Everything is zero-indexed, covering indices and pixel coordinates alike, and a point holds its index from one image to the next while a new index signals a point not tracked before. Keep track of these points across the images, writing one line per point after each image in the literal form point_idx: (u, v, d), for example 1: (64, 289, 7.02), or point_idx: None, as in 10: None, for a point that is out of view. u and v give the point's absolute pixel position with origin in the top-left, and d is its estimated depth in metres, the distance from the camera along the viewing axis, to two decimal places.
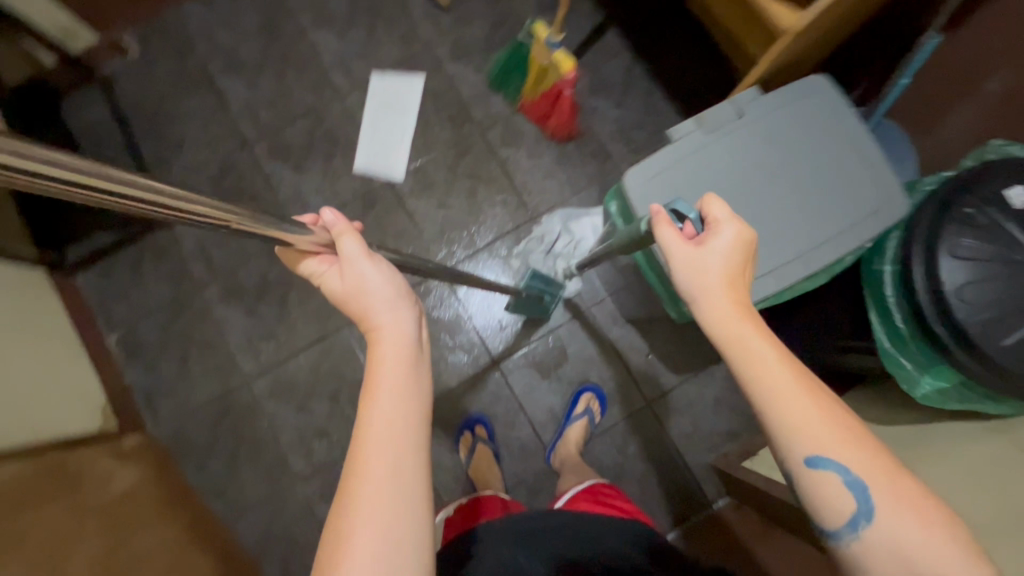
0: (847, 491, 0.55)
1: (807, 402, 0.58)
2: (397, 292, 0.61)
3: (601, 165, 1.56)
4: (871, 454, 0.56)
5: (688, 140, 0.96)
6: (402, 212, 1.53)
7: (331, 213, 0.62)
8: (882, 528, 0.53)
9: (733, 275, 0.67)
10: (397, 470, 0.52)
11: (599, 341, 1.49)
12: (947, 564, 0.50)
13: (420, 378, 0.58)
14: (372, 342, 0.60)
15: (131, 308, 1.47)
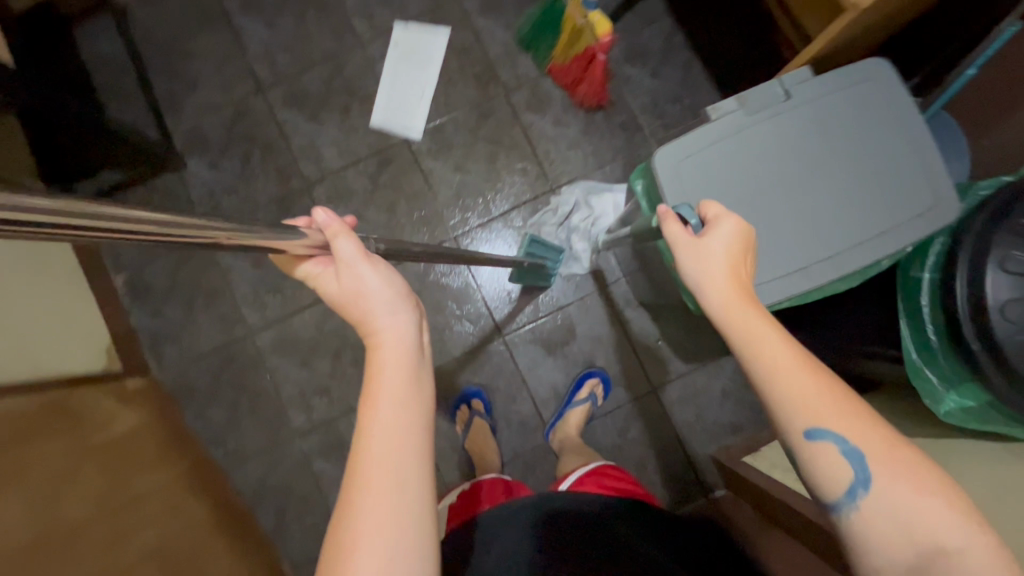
0: (845, 461, 0.54)
1: (808, 378, 0.57)
2: (397, 296, 0.57)
3: (629, 139, 1.48)
4: (868, 423, 0.55)
5: (726, 122, 0.89)
6: (417, 173, 1.48)
7: (325, 211, 0.57)
8: (881, 497, 0.53)
9: (736, 269, 0.66)
10: (399, 462, 0.51)
11: (609, 322, 1.45)
12: (942, 529, 0.50)
13: (421, 380, 0.55)
14: (371, 348, 0.56)
15: (138, 250, 1.46)
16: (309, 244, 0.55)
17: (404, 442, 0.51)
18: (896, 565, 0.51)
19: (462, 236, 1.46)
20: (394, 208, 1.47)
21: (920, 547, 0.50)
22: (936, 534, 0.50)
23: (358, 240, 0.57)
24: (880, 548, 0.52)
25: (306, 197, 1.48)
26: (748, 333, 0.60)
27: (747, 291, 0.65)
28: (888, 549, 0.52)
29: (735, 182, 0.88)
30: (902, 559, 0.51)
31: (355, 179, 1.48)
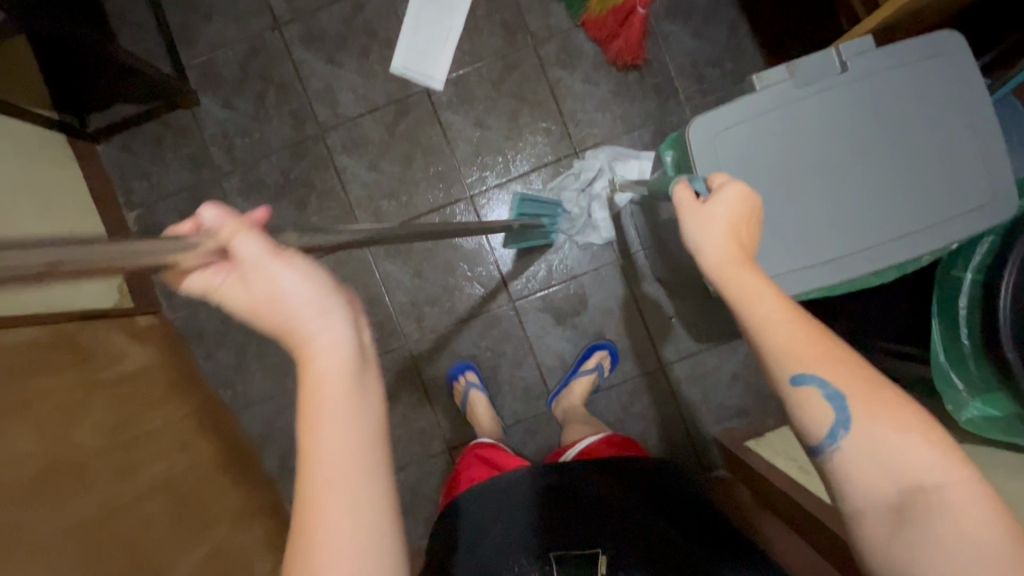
0: (829, 405, 0.55)
1: (800, 334, 0.57)
2: (322, 299, 0.46)
3: (662, 103, 1.39)
4: (851, 366, 0.56)
5: (772, 93, 0.82)
6: (436, 125, 1.41)
7: (214, 208, 0.44)
8: (864, 437, 0.53)
9: (737, 228, 0.64)
10: (347, 482, 0.47)
11: (623, 296, 1.41)
12: (921, 465, 0.52)
13: (367, 400, 0.49)
14: (303, 365, 0.47)
15: (151, 188, 1.45)
16: (202, 253, 0.42)
17: (349, 469, 0.47)
18: (877, 503, 0.53)
19: (479, 196, 1.41)
20: (410, 161, 1.42)
21: (899, 484, 0.52)
22: (914, 471, 0.52)
23: (264, 235, 0.45)
24: (861, 487, 0.53)
25: (321, 144, 1.43)
26: (747, 293, 0.59)
27: (744, 258, 0.62)
28: (869, 488, 0.53)
29: (775, 161, 0.82)
30: (884, 497, 0.52)
31: (371, 128, 1.42)
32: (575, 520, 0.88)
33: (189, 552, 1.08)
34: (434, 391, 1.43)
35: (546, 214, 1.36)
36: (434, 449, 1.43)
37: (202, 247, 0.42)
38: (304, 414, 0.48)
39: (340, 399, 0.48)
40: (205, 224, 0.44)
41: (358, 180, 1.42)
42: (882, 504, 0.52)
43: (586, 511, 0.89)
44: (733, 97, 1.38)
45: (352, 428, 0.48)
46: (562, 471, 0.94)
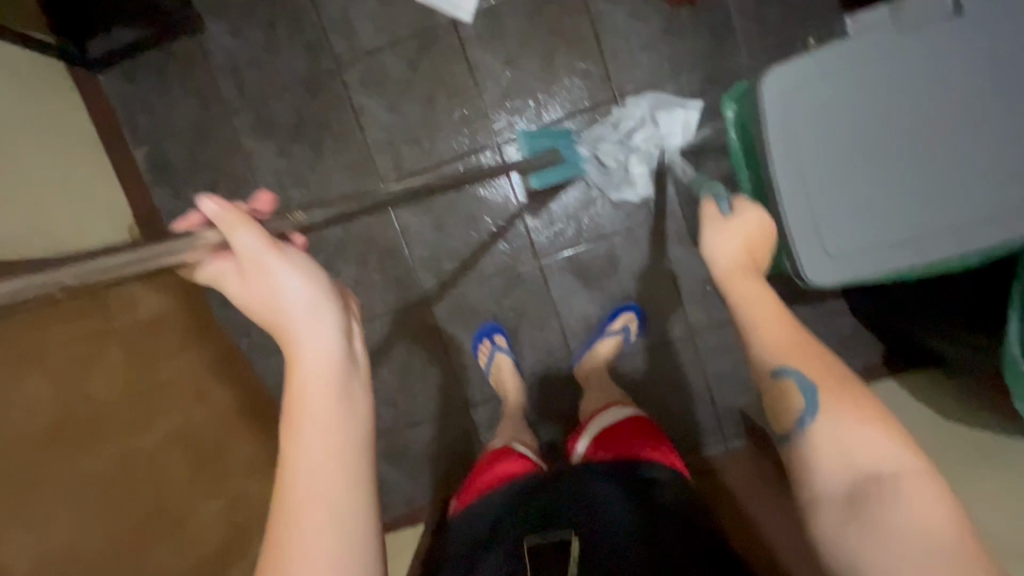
0: (800, 392, 0.55)
1: (785, 331, 0.58)
2: (316, 300, 0.47)
3: (716, 45, 1.24)
4: (823, 361, 0.56)
5: (866, 40, 0.69)
6: (462, 63, 1.28)
7: (213, 199, 0.45)
8: (831, 424, 0.53)
9: (752, 245, 0.66)
10: (329, 494, 0.45)
11: (655, 259, 1.33)
12: (879, 453, 0.50)
13: (354, 412, 0.47)
14: (290, 363, 0.47)
15: (158, 123, 1.36)
16: (205, 246, 0.47)
17: (333, 484, 0.45)
18: (834, 489, 0.50)
19: (508, 143, 1.30)
20: (433, 103, 1.30)
21: (858, 471, 0.50)
22: (873, 458, 0.50)
23: (264, 228, 0.47)
24: (822, 473, 0.51)
25: (337, 80, 1.31)
26: (747, 298, 0.60)
27: (752, 268, 0.64)
28: (828, 474, 0.51)
29: (859, 122, 0.70)
30: (843, 485, 0.50)
31: (392, 64, 1.30)
32: (563, 514, 0.76)
33: (207, 502, 1.11)
34: (453, 348, 1.39)
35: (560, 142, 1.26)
36: (452, 407, 1.41)
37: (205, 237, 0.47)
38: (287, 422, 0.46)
39: (322, 407, 0.46)
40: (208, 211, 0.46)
41: (378, 122, 1.32)
42: (840, 490, 0.50)
43: (575, 506, 0.77)
44: (798, 39, 1.23)
45: (331, 433, 0.46)
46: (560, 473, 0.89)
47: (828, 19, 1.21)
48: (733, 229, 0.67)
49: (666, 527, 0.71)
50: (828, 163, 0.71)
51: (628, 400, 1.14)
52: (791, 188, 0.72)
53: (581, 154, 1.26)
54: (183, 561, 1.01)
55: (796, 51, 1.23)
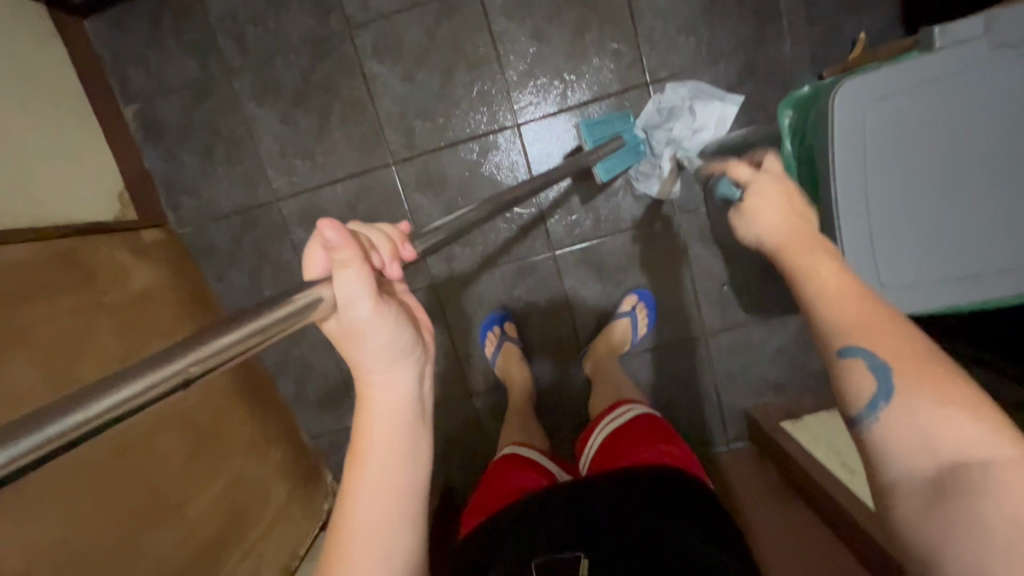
0: (870, 372, 0.46)
1: (850, 308, 0.50)
2: (398, 350, 0.49)
3: (759, 31, 1.15)
4: (901, 337, 0.47)
5: (956, 55, 0.63)
6: (485, 32, 1.18)
7: (333, 228, 0.43)
8: (909, 407, 0.44)
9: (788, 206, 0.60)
10: (383, 529, 0.50)
11: (672, 255, 1.28)
12: (966, 438, 0.41)
13: (418, 450, 0.52)
14: (364, 401, 0.51)
15: (150, 78, 1.25)
16: (327, 305, 0.44)
17: (384, 521, 0.50)
18: (911, 479, 0.42)
19: (529, 125, 1.22)
20: (451, 75, 1.21)
21: (940, 458, 0.41)
22: (959, 444, 0.41)
23: (369, 270, 0.46)
24: (894, 459, 0.43)
25: (347, 43, 1.21)
26: (803, 272, 0.54)
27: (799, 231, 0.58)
28: (902, 461, 0.43)
29: (935, 146, 0.66)
30: (921, 474, 0.42)
31: (408, 29, 1.20)
32: (563, 520, 0.72)
33: (207, 486, 1.07)
34: (459, 335, 1.35)
35: (620, 129, 1.18)
36: (454, 395, 1.38)
37: (316, 306, 0.43)
38: (355, 455, 0.51)
39: (384, 442, 0.51)
40: (322, 239, 0.44)
41: (390, 92, 1.22)
42: (918, 477, 0.42)
43: (577, 511, 0.73)
44: (847, 31, 1.14)
45: (393, 470, 0.51)
46: (572, 481, 0.81)
47: (882, 10, 1.13)
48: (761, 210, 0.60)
49: (669, 529, 0.67)
50: (895, 189, 0.68)
51: (639, 399, 1.05)
52: (853, 213, 0.69)
53: (639, 137, 1.20)
54: (182, 550, 0.97)
55: (845, 43, 1.15)
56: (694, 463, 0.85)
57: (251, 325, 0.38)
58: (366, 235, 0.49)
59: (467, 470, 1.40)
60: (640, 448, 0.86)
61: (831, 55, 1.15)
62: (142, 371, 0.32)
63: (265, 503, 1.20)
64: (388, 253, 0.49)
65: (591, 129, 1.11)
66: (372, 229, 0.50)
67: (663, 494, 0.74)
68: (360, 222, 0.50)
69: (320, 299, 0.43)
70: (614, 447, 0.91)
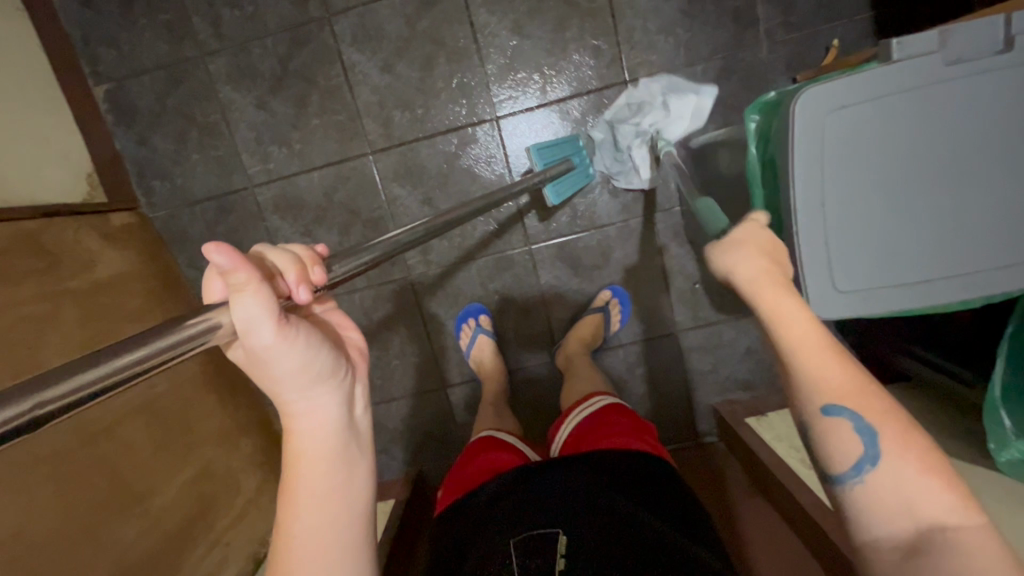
0: (856, 436, 0.51)
1: (833, 368, 0.54)
2: (316, 376, 0.50)
3: (737, 34, 1.16)
4: (879, 401, 0.52)
5: (912, 68, 0.65)
6: (465, 25, 1.18)
7: (221, 250, 0.42)
8: (892, 473, 0.48)
9: (766, 246, 0.62)
10: (327, 554, 0.51)
11: (645, 253, 1.30)
12: (942, 504, 0.46)
13: (355, 473, 0.54)
14: (291, 433, 0.52)
15: (121, 59, 1.23)
16: (226, 331, 0.43)
17: (330, 546, 0.52)
18: (891, 537, 0.47)
19: (506, 119, 1.22)
20: (430, 66, 1.20)
21: (919, 519, 0.46)
22: (934, 510, 0.46)
23: (268, 294, 0.44)
24: (877, 520, 0.48)
25: (326, 30, 1.19)
26: (782, 321, 0.56)
27: (776, 276, 0.60)
28: (884, 520, 0.47)
29: (887, 155, 0.68)
30: (901, 535, 0.46)
31: (388, 18, 1.18)
32: (522, 509, 0.72)
33: (174, 477, 1.07)
34: (435, 328, 1.35)
35: (570, 152, 1.19)
36: (428, 386, 1.38)
37: (215, 333, 0.41)
38: (287, 489, 0.52)
39: (316, 471, 0.52)
40: (213, 264, 0.43)
41: (369, 82, 1.21)
42: (897, 540, 0.46)
43: (538, 500, 0.73)
44: (822, 37, 1.16)
45: (328, 496, 0.52)
46: (528, 466, 0.82)
47: (856, 19, 1.15)
48: (738, 253, 0.61)
49: (636, 515, 0.67)
50: (848, 196, 0.70)
51: (610, 392, 1.07)
52: (810, 218, 0.71)
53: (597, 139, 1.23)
54: (146, 542, 0.97)
55: (819, 50, 1.16)
56: (665, 450, 0.87)
57: (154, 347, 0.36)
58: (269, 260, 0.49)
59: (439, 460, 1.42)
60: (611, 435, 0.87)
61: (806, 60, 1.17)
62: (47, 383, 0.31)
63: (235, 492, 1.20)
64: (294, 276, 0.49)
65: (541, 153, 1.11)
66: (277, 252, 0.50)
67: (625, 486, 0.73)
68: (268, 245, 0.50)
69: (219, 325, 0.42)
70: (583, 435, 0.93)
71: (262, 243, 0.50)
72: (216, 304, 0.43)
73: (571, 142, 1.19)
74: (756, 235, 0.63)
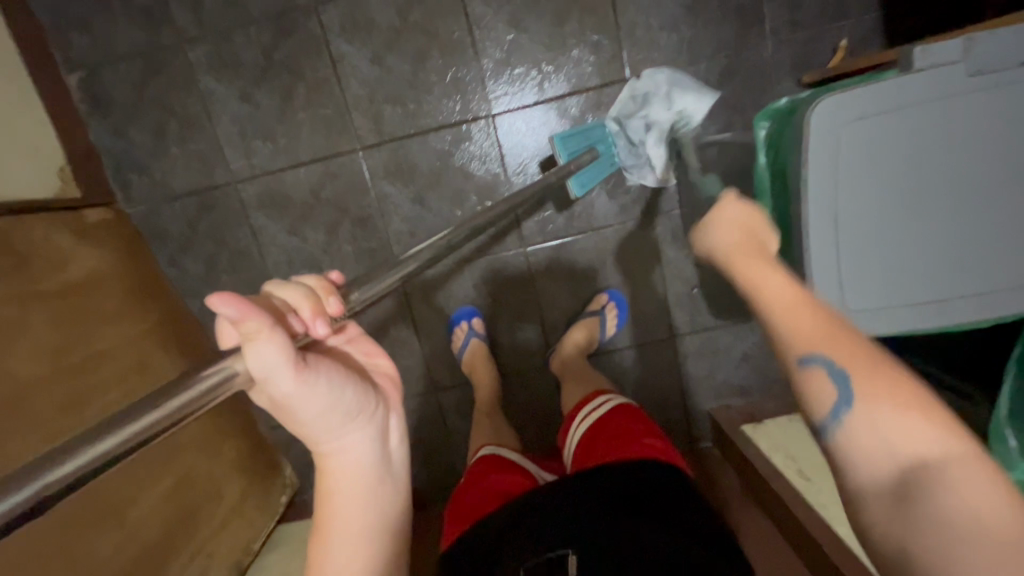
0: (829, 381, 0.48)
1: (806, 317, 0.52)
2: (345, 416, 0.50)
3: (743, 31, 1.12)
4: (850, 341, 0.50)
5: (933, 79, 0.62)
6: (459, 17, 1.12)
7: (227, 301, 0.40)
8: (868, 415, 0.45)
9: (747, 224, 0.64)
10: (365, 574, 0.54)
11: (642, 257, 1.27)
12: (923, 441, 0.43)
13: (386, 501, 0.56)
14: (327, 468, 0.53)
15: (95, 46, 1.16)
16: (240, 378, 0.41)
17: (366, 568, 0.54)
18: (874, 481, 0.44)
19: (502, 116, 1.17)
20: (423, 60, 1.15)
21: (901, 461, 0.43)
22: (915, 449, 0.43)
23: (285, 340, 0.43)
24: (859, 465, 0.45)
25: (313, 19, 1.13)
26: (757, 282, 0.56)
27: (755, 245, 0.61)
28: (866, 463, 0.44)
29: (906, 169, 0.65)
30: (885, 477, 0.43)
31: (379, 7, 1.13)
32: (532, 526, 0.68)
33: (151, 489, 1.02)
34: (426, 331, 1.31)
35: (595, 140, 1.17)
36: (419, 389, 1.35)
37: (231, 382, 0.40)
38: (323, 518, 0.54)
39: (355, 506, 0.54)
40: (221, 313, 0.41)
41: (358, 75, 1.16)
42: (884, 484, 0.43)
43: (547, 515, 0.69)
44: (829, 37, 1.12)
45: (362, 525, 0.54)
46: (536, 487, 0.76)
47: (864, 18, 1.11)
48: (717, 233, 0.63)
49: (646, 536, 0.64)
50: (863, 213, 0.67)
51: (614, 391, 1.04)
52: (821, 236, 0.68)
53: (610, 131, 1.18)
54: (120, 558, 0.92)
55: (824, 51, 1.13)
56: (675, 453, 0.84)
57: (148, 419, 0.34)
58: (281, 297, 0.47)
59: (429, 465, 1.38)
60: (621, 446, 0.83)
61: (811, 61, 1.13)
62: (37, 474, 0.30)
63: (216, 501, 1.16)
64: (308, 310, 0.47)
65: (565, 142, 1.14)
66: (287, 287, 0.48)
67: (637, 498, 0.69)
68: (278, 282, 0.48)
69: (234, 373, 0.41)
70: (589, 447, 0.89)
71: (272, 281, 0.48)
72: (230, 352, 0.42)
73: (594, 131, 1.17)
74: (737, 215, 0.65)
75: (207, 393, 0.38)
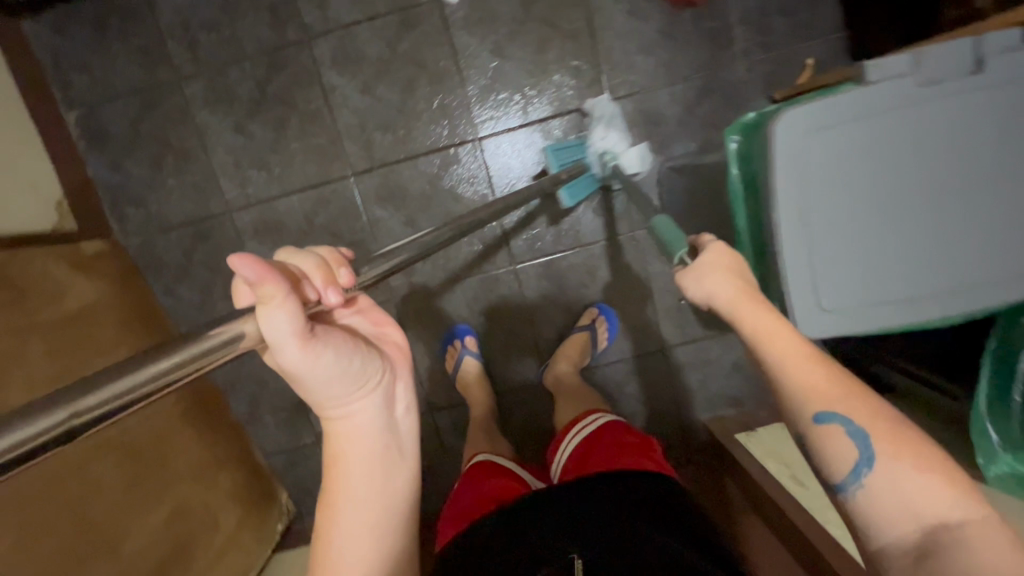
0: (850, 440, 0.50)
1: (815, 372, 0.54)
2: (352, 382, 0.52)
3: (715, 53, 1.18)
4: (864, 398, 0.52)
5: (888, 91, 0.66)
6: (445, 47, 1.18)
7: (247, 262, 0.41)
8: (887, 475, 0.48)
9: (731, 268, 0.63)
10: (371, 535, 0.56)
11: (630, 272, 1.30)
12: (944, 505, 0.45)
13: (392, 463, 0.58)
14: (333, 432, 0.55)
15: (93, 84, 1.20)
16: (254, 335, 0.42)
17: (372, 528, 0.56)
18: (897, 543, 0.46)
19: (488, 139, 1.21)
20: (412, 88, 1.19)
21: (923, 522, 0.45)
22: (935, 511, 0.45)
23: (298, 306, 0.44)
24: (881, 525, 0.47)
25: (305, 53, 1.18)
26: (764, 333, 0.57)
27: (746, 289, 0.61)
28: (889, 526, 0.47)
29: (870, 173, 0.69)
30: (908, 538, 0.45)
31: (368, 41, 1.18)
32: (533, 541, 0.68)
33: (145, 519, 1.01)
34: (421, 351, 1.33)
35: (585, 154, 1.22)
36: None
37: (242, 339, 0.41)
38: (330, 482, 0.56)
39: (362, 469, 0.56)
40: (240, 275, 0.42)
41: (349, 104, 1.20)
42: (906, 544, 0.45)
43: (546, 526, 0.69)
44: (798, 56, 1.18)
45: (368, 487, 0.56)
46: (537, 490, 0.77)
47: (829, 38, 1.18)
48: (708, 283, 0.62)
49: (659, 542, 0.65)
50: (832, 216, 0.70)
51: (607, 407, 1.05)
52: (796, 238, 0.71)
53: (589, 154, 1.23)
54: None
55: (794, 68, 1.19)
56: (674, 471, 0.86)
57: (167, 365, 0.35)
58: (294, 265, 0.49)
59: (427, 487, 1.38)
60: (619, 456, 0.85)
61: (782, 79, 1.19)
62: (59, 403, 0.30)
63: (212, 528, 1.15)
64: (320, 279, 0.49)
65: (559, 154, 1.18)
66: (301, 256, 0.50)
67: (639, 507, 0.70)
68: (292, 249, 0.50)
69: (244, 334, 0.42)
70: (586, 457, 0.90)
71: (286, 248, 0.50)
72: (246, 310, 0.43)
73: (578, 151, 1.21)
74: (716, 259, 0.64)
75: (222, 346, 0.39)
